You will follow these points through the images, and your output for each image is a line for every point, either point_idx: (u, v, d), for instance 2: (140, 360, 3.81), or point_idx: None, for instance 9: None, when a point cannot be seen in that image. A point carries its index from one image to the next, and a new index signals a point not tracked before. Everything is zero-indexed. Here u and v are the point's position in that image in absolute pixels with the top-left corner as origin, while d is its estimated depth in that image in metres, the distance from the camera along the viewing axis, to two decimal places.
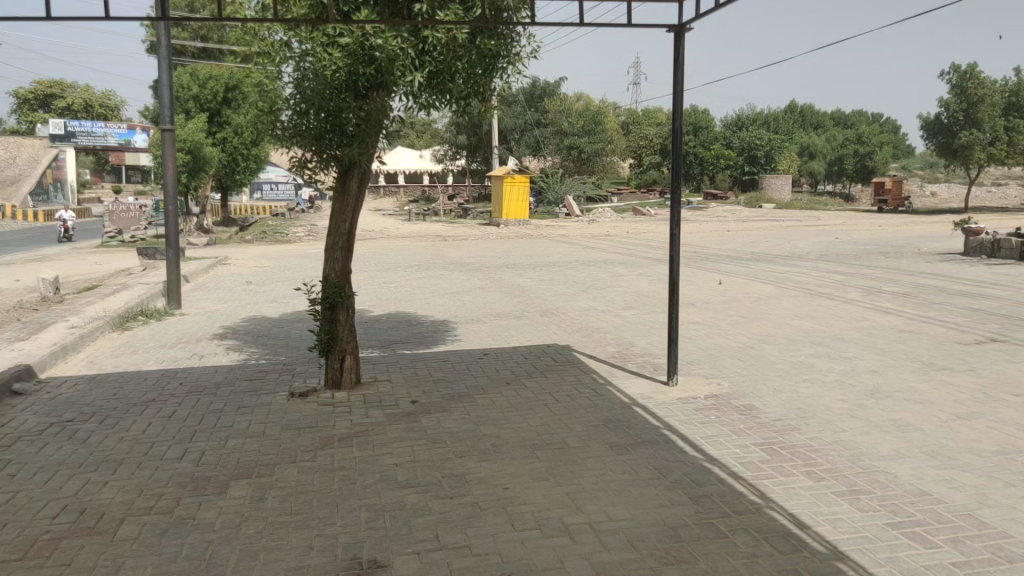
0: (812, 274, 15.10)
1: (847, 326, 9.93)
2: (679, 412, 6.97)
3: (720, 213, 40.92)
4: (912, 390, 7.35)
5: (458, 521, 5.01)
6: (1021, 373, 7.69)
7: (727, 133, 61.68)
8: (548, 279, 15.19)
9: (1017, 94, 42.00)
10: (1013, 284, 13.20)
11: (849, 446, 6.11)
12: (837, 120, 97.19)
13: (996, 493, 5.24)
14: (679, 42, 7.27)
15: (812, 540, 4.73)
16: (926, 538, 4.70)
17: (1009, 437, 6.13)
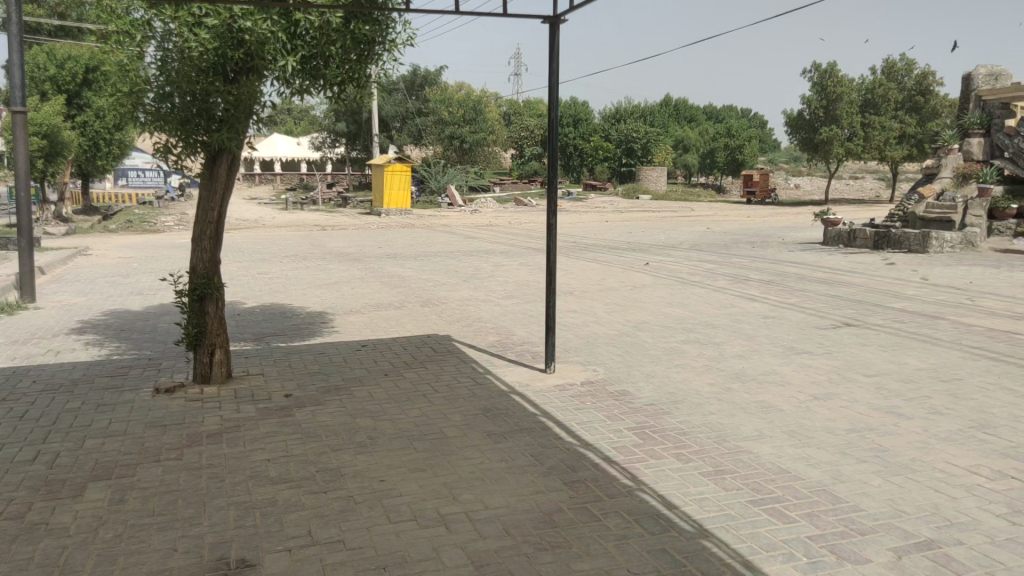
0: (684, 263, 15.64)
1: (716, 313, 10.34)
2: (556, 400, 7.07)
3: (599, 205, 41.81)
4: (775, 373, 7.71)
5: (332, 515, 4.91)
6: (872, 356, 8.21)
7: (606, 125, 63.06)
8: (428, 269, 15.14)
9: (872, 93, 44.72)
10: (866, 272, 14.05)
11: (717, 429, 6.36)
12: (710, 115, 101.17)
13: (849, 468, 5.57)
14: (554, 36, 7.34)
15: (679, 519, 4.89)
16: (784, 514, 4.95)
17: (860, 416, 6.52)
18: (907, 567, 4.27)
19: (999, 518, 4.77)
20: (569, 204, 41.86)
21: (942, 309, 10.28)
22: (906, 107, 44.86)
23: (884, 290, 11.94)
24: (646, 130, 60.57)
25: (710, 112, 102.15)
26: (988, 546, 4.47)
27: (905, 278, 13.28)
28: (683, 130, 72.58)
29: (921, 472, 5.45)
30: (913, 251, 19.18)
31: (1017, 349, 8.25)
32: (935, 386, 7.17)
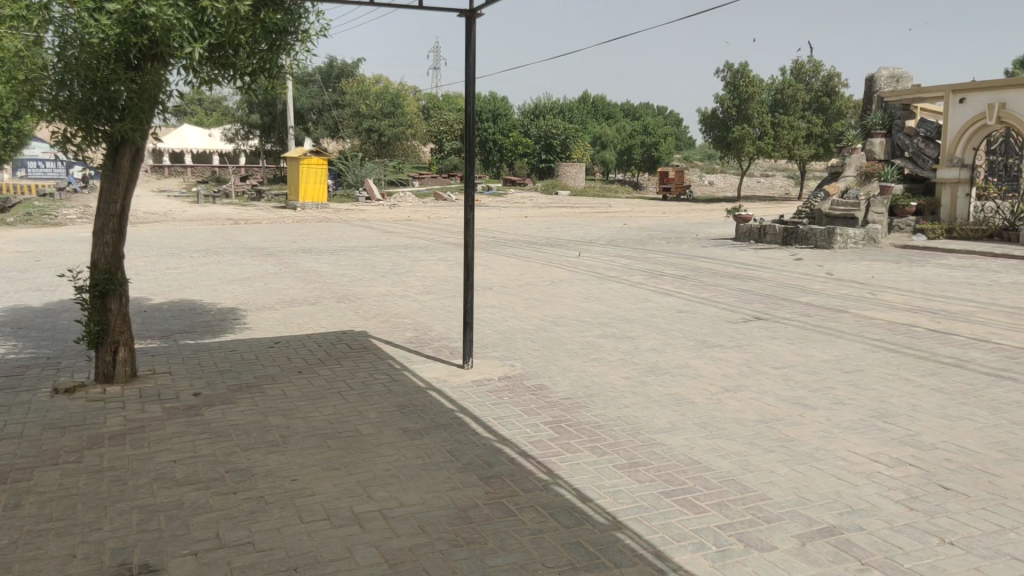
0: (601, 259, 15.81)
1: (632, 308, 10.48)
2: (473, 395, 7.05)
3: (518, 200, 41.95)
4: (687, 366, 7.86)
5: (241, 516, 4.79)
6: (780, 348, 8.46)
7: (525, 121, 63.38)
8: (344, 264, 14.91)
9: (782, 93, 46.25)
10: (775, 267, 14.47)
11: (631, 422, 6.44)
12: (627, 112, 102.67)
13: (757, 458, 5.72)
14: (470, 31, 7.31)
15: (592, 512, 4.94)
16: (694, 504, 5.05)
17: (768, 408, 6.70)
18: (811, 554, 4.40)
19: (897, 504, 4.97)
20: (488, 199, 41.86)
21: (846, 303, 10.67)
22: (813, 108, 46.69)
23: (793, 284, 12.31)
24: (563, 126, 61.27)
25: (626, 110, 103.44)
26: (887, 531, 4.65)
27: (811, 273, 13.73)
28: (601, 127, 73.19)
29: (825, 461, 5.63)
30: (819, 247, 19.84)
31: (914, 340, 8.62)
32: (839, 377, 7.43)
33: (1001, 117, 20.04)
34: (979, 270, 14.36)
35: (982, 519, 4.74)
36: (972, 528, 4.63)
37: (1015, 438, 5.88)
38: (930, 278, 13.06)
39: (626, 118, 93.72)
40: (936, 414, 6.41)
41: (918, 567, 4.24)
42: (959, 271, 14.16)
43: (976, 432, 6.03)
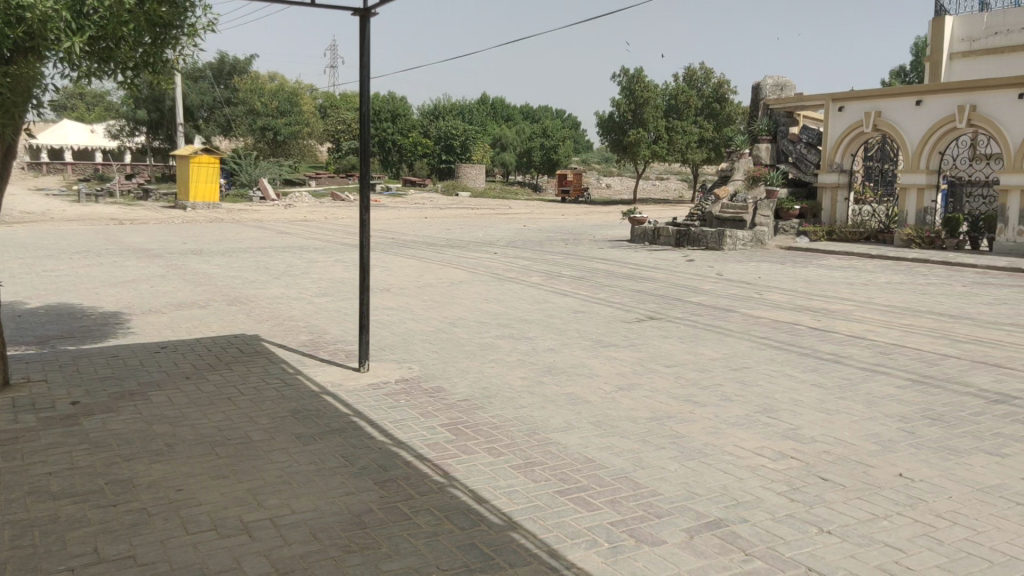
0: (501, 260, 15.90)
1: (530, 309, 10.58)
2: (369, 399, 6.97)
3: (417, 201, 41.73)
4: (583, 365, 7.98)
5: (121, 530, 4.59)
6: (671, 347, 8.69)
7: (424, 122, 63.15)
8: (236, 266, 14.53)
9: (676, 99, 47.64)
10: (669, 268, 14.86)
11: (527, 421, 6.49)
12: (526, 114, 103.50)
13: (649, 455, 5.86)
14: (365, 31, 7.23)
15: (488, 513, 4.95)
16: (588, 502, 5.13)
17: (660, 405, 6.86)
18: (698, 547, 4.53)
19: (779, 496, 5.18)
20: (388, 200, 41.54)
21: (735, 302, 11.05)
22: (705, 113, 48.03)
23: (685, 284, 12.68)
24: (463, 128, 61.42)
25: (525, 112, 104.30)
26: (770, 522, 4.83)
27: (703, 273, 14.17)
28: (500, 128, 73.51)
29: (713, 456, 5.81)
30: (710, 249, 20.51)
31: (797, 338, 9.00)
32: (727, 374, 7.70)
33: (877, 125, 21.27)
34: (857, 270, 15.14)
35: (857, 507, 4.98)
36: (848, 517, 4.86)
37: (888, 429, 6.21)
38: (812, 278, 13.69)
39: (525, 120, 94.56)
40: (816, 408, 6.71)
41: (797, 555, 4.42)
42: (839, 271, 14.89)
43: (853, 425, 6.34)
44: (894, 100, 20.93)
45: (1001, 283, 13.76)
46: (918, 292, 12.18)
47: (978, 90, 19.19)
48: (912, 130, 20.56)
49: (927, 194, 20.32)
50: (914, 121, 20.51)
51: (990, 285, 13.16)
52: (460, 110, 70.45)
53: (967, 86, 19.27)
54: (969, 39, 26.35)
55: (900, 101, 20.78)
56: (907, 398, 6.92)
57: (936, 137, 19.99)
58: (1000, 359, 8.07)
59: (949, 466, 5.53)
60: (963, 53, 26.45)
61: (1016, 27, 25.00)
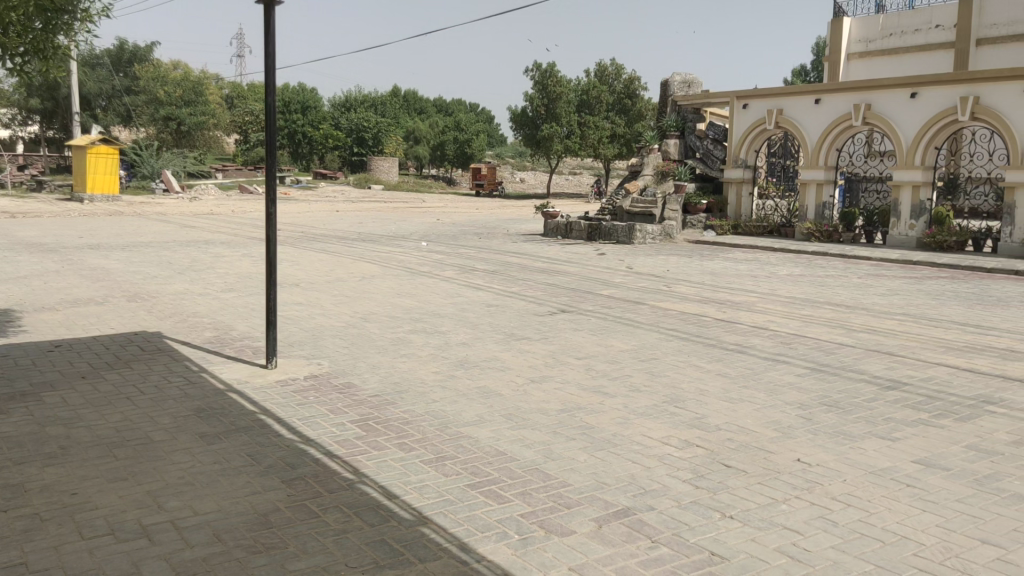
0: (413, 253, 15.78)
1: (442, 303, 10.53)
2: (277, 396, 6.82)
3: (329, 194, 41.01)
4: (495, 359, 7.99)
5: (12, 537, 4.38)
6: (582, 339, 8.80)
7: (335, 114, 62.26)
8: (138, 260, 14.00)
9: (587, 94, 48.09)
10: (581, 261, 15.03)
11: (439, 416, 6.47)
12: (441, 108, 102.95)
13: (560, 446, 5.92)
14: (269, 18, 7.06)
15: (398, 509, 4.92)
16: (499, 494, 5.15)
17: (570, 397, 6.94)
18: (606, 535, 4.60)
19: (684, 483, 5.31)
20: (297, 193, 40.72)
21: (644, 295, 11.25)
22: (616, 110, 48.43)
23: (597, 278, 12.84)
24: (375, 120, 61.00)
25: (437, 104, 103.94)
26: (675, 509, 4.94)
27: (615, 267, 14.37)
28: (413, 121, 72.92)
29: (622, 446, 5.91)
30: (621, 243, 20.84)
31: (704, 329, 9.24)
32: (636, 365, 7.84)
33: (779, 122, 22.01)
34: (762, 263, 15.62)
35: (758, 492, 5.15)
36: (750, 502, 5.02)
37: (788, 416, 6.43)
38: (719, 270, 14.05)
39: (439, 113, 94.05)
40: (721, 397, 6.90)
41: (700, 540, 4.54)
42: (744, 264, 15.34)
43: (755, 412, 6.54)
44: (794, 99, 21.69)
45: (894, 275, 14.42)
46: (817, 284, 12.65)
47: (873, 90, 20.07)
48: (811, 128, 21.34)
49: (825, 189, 21.16)
50: (813, 119, 21.30)
51: (885, 277, 13.73)
52: (372, 103, 69.56)
53: (862, 86, 20.13)
54: (865, 40, 27.49)
55: (800, 100, 21.56)
56: (806, 386, 7.18)
57: (834, 134, 20.81)
58: (893, 347, 8.46)
59: (844, 450, 5.76)
60: (860, 53, 27.59)
61: (909, 29, 26.21)
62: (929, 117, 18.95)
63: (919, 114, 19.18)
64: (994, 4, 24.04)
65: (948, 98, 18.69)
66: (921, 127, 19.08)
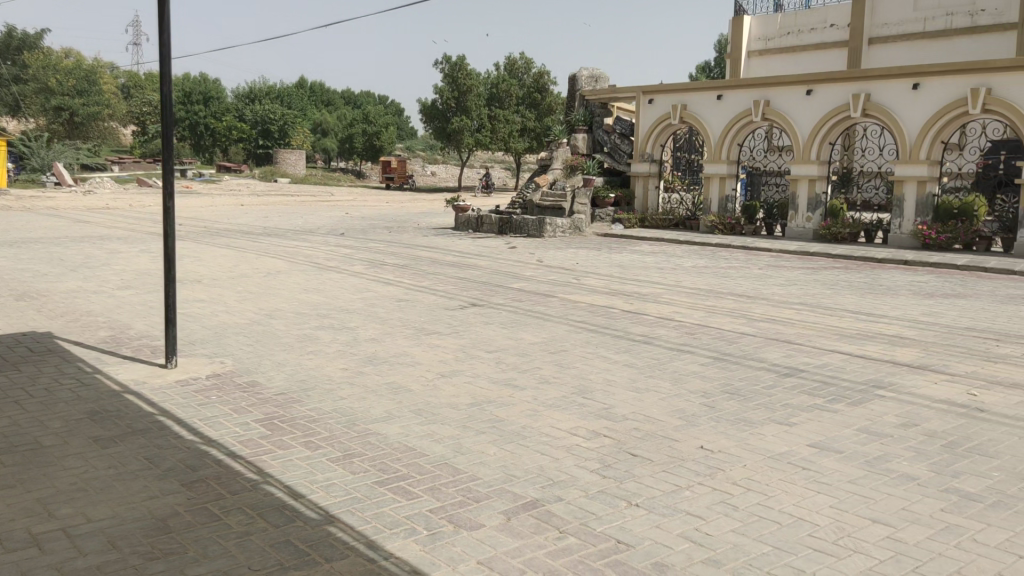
0: (320, 248, 15.50)
1: (351, 298, 10.37)
2: (177, 396, 6.60)
3: (234, 187, 39.95)
4: (405, 354, 7.92)
5: None
6: (493, 332, 8.81)
7: (239, 105, 61.01)
8: (27, 257, 13.33)
9: (496, 87, 48.20)
10: (492, 255, 15.03)
11: (346, 413, 6.37)
12: (348, 100, 101.39)
13: (469, 440, 5.91)
14: (163, 2, 6.80)
15: (304, 508, 4.82)
16: (407, 490, 5.11)
17: (480, 390, 6.94)
18: (514, 528, 4.62)
19: (592, 473, 5.37)
20: (200, 186, 39.52)
21: (553, 288, 11.35)
22: (526, 103, 49.03)
23: (507, 271, 12.86)
24: (281, 111, 58.74)
25: (345, 97, 102.29)
26: (582, 499, 5.00)
27: (525, 260, 14.43)
28: (321, 113, 71.78)
29: (531, 438, 5.95)
30: (531, 236, 20.95)
31: (612, 321, 9.38)
32: (545, 358, 7.90)
33: (683, 117, 22.54)
34: (668, 256, 15.95)
35: (663, 480, 5.26)
36: (655, 489, 5.12)
37: (691, 405, 6.59)
38: (626, 263, 14.26)
39: (347, 106, 92.63)
40: (627, 387, 7.02)
41: (607, 529, 4.60)
42: (651, 256, 15.64)
43: (660, 402, 6.68)
44: (698, 94, 22.25)
45: (793, 265, 14.94)
46: (720, 275, 13.00)
47: (772, 87, 20.76)
48: (714, 122, 21.94)
49: (728, 183, 21.78)
50: (716, 114, 21.89)
51: (784, 268, 14.19)
52: (277, 94, 67.93)
53: (762, 83, 20.78)
54: (764, 38, 28.38)
55: (703, 95, 22.13)
56: (708, 374, 7.37)
57: (735, 129, 21.43)
58: (792, 335, 8.76)
59: (744, 436, 5.94)
60: (759, 51, 28.46)
61: (805, 28, 27.17)
62: (824, 114, 19.70)
63: (815, 111, 19.94)
64: (883, 5, 25.15)
65: (842, 96, 19.47)
66: (817, 123, 19.83)
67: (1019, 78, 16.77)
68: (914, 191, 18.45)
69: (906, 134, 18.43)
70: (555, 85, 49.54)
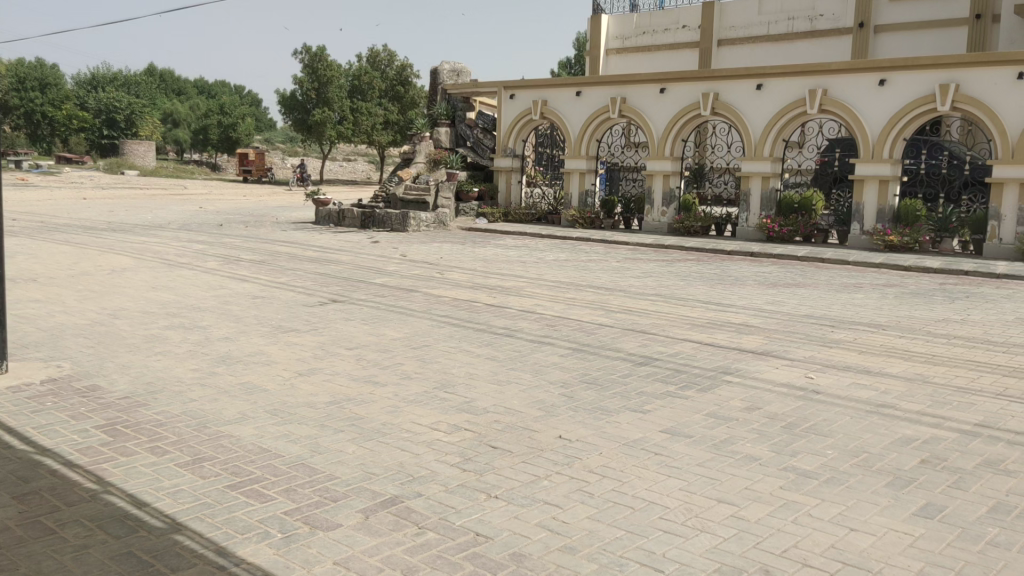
0: (170, 243, 14.82)
1: (204, 296, 9.96)
2: (7, 403, 6.14)
3: (76, 180, 37.62)
4: (261, 352, 7.68)
5: None
6: (354, 329, 8.66)
7: (81, 93, 57.44)
8: None
9: (358, 79, 47.52)
10: (351, 250, 14.80)
11: (197, 415, 6.11)
12: (201, 90, 97.31)
13: (327, 439, 5.78)
14: None
15: (149, 517, 4.58)
16: (261, 493, 4.94)
17: (339, 388, 6.81)
18: (372, 526, 4.55)
19: (451, 467, 5.36)
20: (37, 178, 36.98)
21: (417, 282, 11.29)
22: (389, 96, 48.24)
23: (369, 267, 12.66)
24: (127, 100, 55.87)
25: (199, 86, 98.07)
26: (441, 493, 4.98)
27: (388, 255, 14.31)
28: (172, 102, 68.59)
29: (391, 435, 5.88)
30: (395, 230, 20.73)
31: (476, 315, 9.39)
32: (407, 353, 7.83)
33: (544, 113, 22.94)
34: (530, 249, 16.17)
35: (521, 470, 5.31)
36: (513, 481, 5.16)
37: (551, 395, 6.70)
38: (490, 257, 14.38)
39: (201, 95, 88.81)
40: (489, 380, 7.07)
41: (466, 523, 4.60)
42: (513, 250, 15.83)
43: (520, 393, 6.75)
44: (558, 91, 22.68)
45: (648, 258, 15.46)
46: (581, 268, 13.29)
47: (627, 84, 21.39)
48: (573, 118, 22.43)
49: (587, 178, 22.30)
50: (575, 110, 22.38)
51: (640, 261, 14.66)
52: (124, 83, 64.43)
53: (618, 80, 21.39)
54: (621, 36, 29.10)
55: (563, 91, 22.57)
56: (569, 365, 7.52)
57: (594, 125, 21.99)
58: (647, 325, 9.06)
59: (601, 424, 6.09)
60: (617, 49, 29.13)
61: (660, 28, 28.11)
62: (676, 112, 20.49)
63: (668, 108, 20.70)
64: (731, 8, 26.34)
65: (692, 94, 20.31)
66: (669, 121, 20.60)
67: (852, 80, 17.97)
68: (759, 187, 19.45)
69: (750, 132, 19.42)
70: (419, 78, 49.14)
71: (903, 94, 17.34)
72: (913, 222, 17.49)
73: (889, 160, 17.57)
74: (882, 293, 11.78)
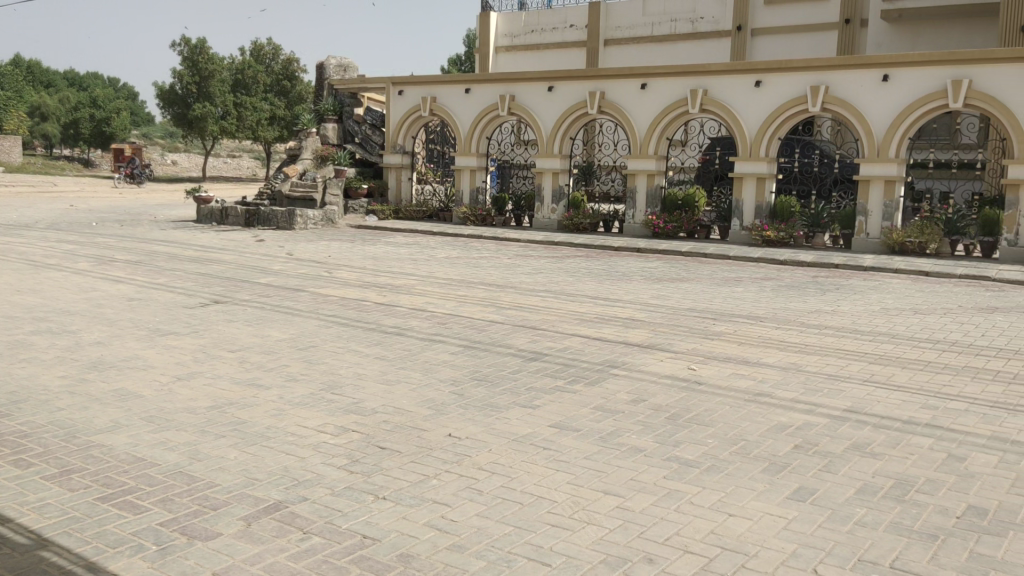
0: (36, 244, 14.01)
1: (75, 299, 9.44)
2: None
3: None
4: (137, 357, 7.33)
5: None
6: (236, 330, 8.39)
7: None
8: None
9: (242, 73, 45.92)
10: (234, 249, 14.34)
11: (65, 425, 5.78)
12: (72, 82, 92.65)
13: (207, 445, 5.57)
14: None
15: (12, 534, 4.30)
16: (135, 504, 4.71)
17: (221, 392, 6.58)
18: (255, 533, 4.40)
19: (338, 470, 5.26)
20: None
21: (303, 281, 11.03)
22: (274, 90, 47.30)
23: (253, 266, 12.29)
24: None
25: (70, 78, 93.32)
26: (327, 497, 4.88)
27: (272, 254, 13.92)
28: (39, 94, 64.92)
29: (275, 438, 5.72)
30: (281, 228, 20.21)
31: (365, 314, 9.25)
32: (293, 354, 7.63)
33: (433, 110, 22.85)
34: (419, 247, 16.07)
35: (411, 470, 5.26)
36: (401, 481, 5.10)
37: (440, 394, 6.66)
38: (377, 255, 14.21)
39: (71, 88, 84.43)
40: (378, 380, 6.97)
41: (353, 526, 4.52)
42: (402, 248, 15.69)
43: (410, 392, 6.68)
44: (447, 87, 22.63)
45: (537, 255, 15.60)
46: (471, 265, 13.29)
47: (516, 82, 21.54)
48: (463, 116, 22.43)
49: (477, 175, 22.30)
50: (464, 107, 22.38)
51: (529, 258, 14.78)
52: None
53: (506, 78, 21.52)
54: (509, 34, 29.22)
55: (452, 88, 22.54)
56: (458, 363, 7.49)
57: (484, 122, 22.05)
58: (537, 321, 9.13)
59: (490, 421, 6.08)
60: (506, 47, 29.20)
61: (548, 28, 28.39)
62: (564, 110, 20.76)
63: (556, 106, 20.95)
64: (616, 9, 26.85)
65: (579, 93, 20.60)
66: (558, 119, 20.85)
67: (731, 80, 18.64)
68: (644, 184, 19.90)
69: (636, 130, 19.88)
70: (305, 73, 48.32)
71: (779, 95, 18.09)
72: (788, 218, 18.16)
73: (766, 159, 18.31)
74: (759, 286, 12.26)
